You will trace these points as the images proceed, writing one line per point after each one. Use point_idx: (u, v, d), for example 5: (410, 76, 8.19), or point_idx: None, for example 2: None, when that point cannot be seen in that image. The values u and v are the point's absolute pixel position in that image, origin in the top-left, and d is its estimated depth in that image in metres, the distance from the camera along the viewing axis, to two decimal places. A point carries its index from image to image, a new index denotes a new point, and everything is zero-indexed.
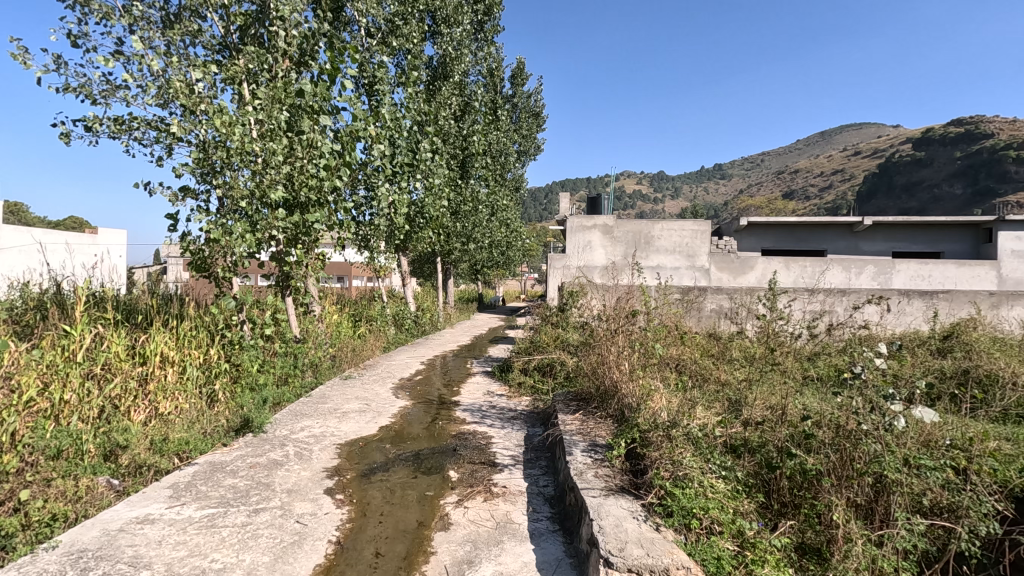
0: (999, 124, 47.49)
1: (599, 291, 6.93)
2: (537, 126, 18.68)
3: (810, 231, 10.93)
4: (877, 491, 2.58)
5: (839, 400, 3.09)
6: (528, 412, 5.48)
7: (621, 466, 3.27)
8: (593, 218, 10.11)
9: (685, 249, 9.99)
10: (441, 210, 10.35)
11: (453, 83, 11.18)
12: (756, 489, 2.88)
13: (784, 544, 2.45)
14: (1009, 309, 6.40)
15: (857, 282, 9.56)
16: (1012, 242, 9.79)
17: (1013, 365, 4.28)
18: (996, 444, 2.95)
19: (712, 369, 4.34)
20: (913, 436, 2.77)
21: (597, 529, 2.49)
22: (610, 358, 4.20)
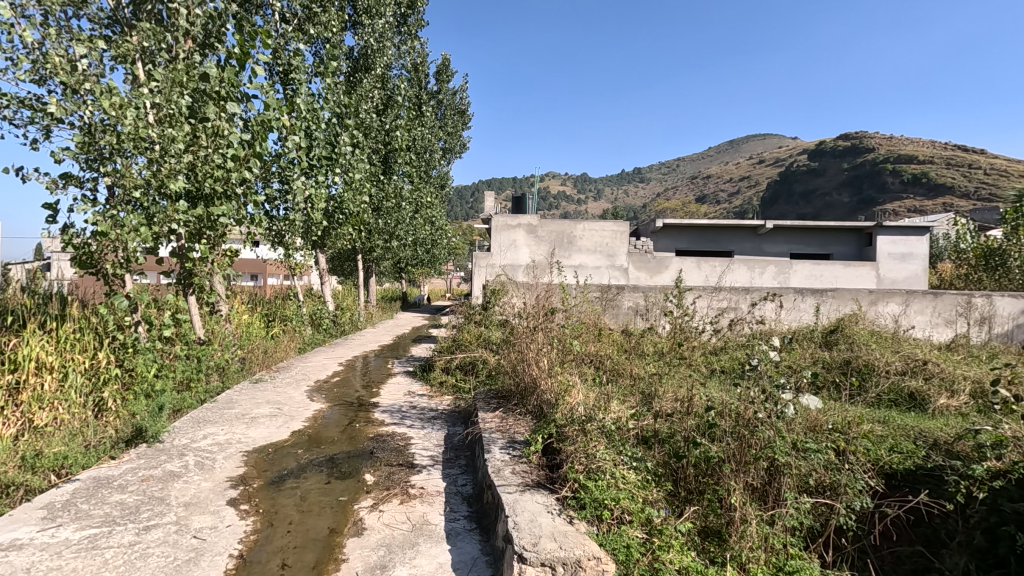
0: (879, 140, 52.93)
1: (522, 289, 7.00)
2: (463, 124, 18.61)
3: (719, 233, 11.64)
4: (770, 474, 2.78)
5: (739, 390, 3.30)
6: (449, 411, 5.44)
7: (538, 462, 3.31)
8: (517, 218, 10.21)
9: (606, 249, 10.32)
10: (362, 206, 10.04)
11: (375, 76, 10.88)
12: (665, 477, 3.00)
13: (688, 529, 2.58)
14: (885, 305, 7.14)
15: (759, 281, 10.29)
16: (888, 245, 10.94)
17: (886, 355, 4.77)
18: (871, 427, 3.28)
19: (627, 363, 4.50)
20: (801, 421, 3.01)
21: (513, 525, 2.50)
22: (529, 355, 4.25)
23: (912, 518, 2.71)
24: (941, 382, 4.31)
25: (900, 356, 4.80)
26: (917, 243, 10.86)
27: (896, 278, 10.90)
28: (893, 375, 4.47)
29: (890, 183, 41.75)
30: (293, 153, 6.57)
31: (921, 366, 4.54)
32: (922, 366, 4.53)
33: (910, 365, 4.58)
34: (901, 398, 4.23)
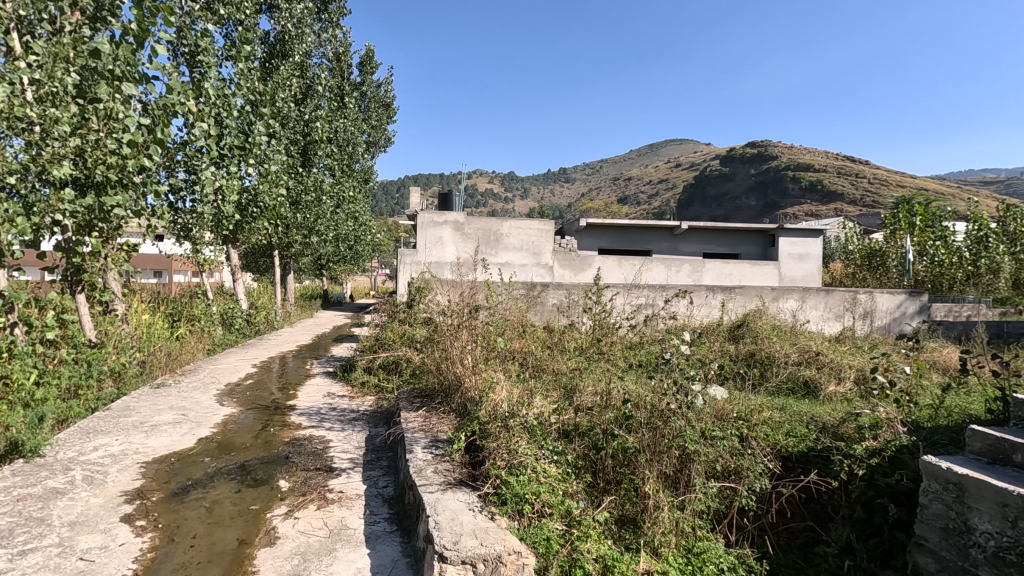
0: (781, 149, 57.20)
1: (447, 287, 6.95)
2: (387, 117, 18.14)
3: (639, 233, 12.12)
4: (681, 462, 2.93)
5: (653, 382, 3.46)
6: (371, 412, 5.30)
7: (461, 460, 3.30)
8: (444, 214, 10.08)
9: (532, 247, 10.46)
10: (279, 199, 9.54)
11: (293, 63, 10.36)
12: (584, 469, 3.08)
13: (606, 518, 2.67)
14: (785, 301, 7.72)
15: (676, 279, 10.83)
16: (788, 246, 11.85)
17: (785, 347, 5.17)
18: (770, 414, 3.54)
19: (551, 359, 4.58)
20: (709, 411, 3.20)
21: (434, 525, 2.47)
22: (453, 353, 4.22)
23: (804, 496, 2.96)
24: (832, 371, 4.72)
25: (797, 348, 5.21)
26: (812, 244, 11.84)
27: (795, 276, 11.83)
28: (791, 366, 4.84)
29: (791, 189, 45.31)
30: (200, 141, 6.11)
31: (815, 356, 4.95)
32: (815, 357, 4.93)
33: (805, 356, 4.98)
34: (797, 386, 4.61)
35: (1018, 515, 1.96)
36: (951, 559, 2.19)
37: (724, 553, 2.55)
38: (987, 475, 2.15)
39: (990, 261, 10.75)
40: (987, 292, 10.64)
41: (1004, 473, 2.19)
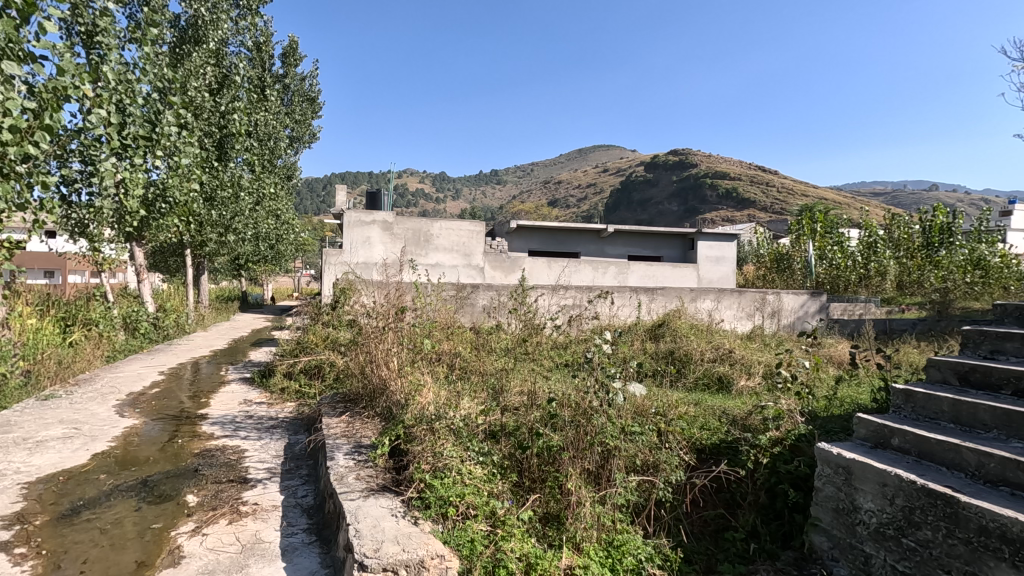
0: (701, 157, 60.36)
1: (373, 288, 6.77)
2: (312, 112, 17.44)
3: (568, 235, 12.38)
4: (603, 458, 3.02)
5: (577, 380, 3.53)
6: (291, 418, 5.08)
7: (386, 466, 3.21)
8: (372, 213, 9.80)
9: (462, 248, 10.42)
10: (191, 195, 8.93)
11: (207, 50, 9.73)
12: (510, 469, 3.10)
13: (530, 517, 2.70)
14: (702, 302, 8.13)
15: (603, 280, 11.15)
16: (706, 249, 12.52)
17: (701, 345, 5.44)
18: (686, 409, 3.72)
19: (478, 360, 4.56)
20: (629, 407, 3.32)
21: (354, 534, 2.39)
22: (378, 356, 4.11)
23: (715, 486, 3.12)
24: (743, 367, 5.03)
25: (712, 346, 5.51)
26: (727, 248, 12.58)
27: (712, 278, 12.52)
28: (706, 362, 5.11)
29: (709, 196, 47.97)
30: (99, 129, 5.59)
31: (728, 354, 5.25)
32: (728, 354, 5.24)
33: (719, 353, 5.27)
34: (712, 381, 4.87)
35: (896, 494, 2.17)
36: (841, 537, 2.39)
37: (642, 545, 2.64)
38: (871, 458, 2.37)
39: (878, 264, 11.48)
40: (876, 292, 11.72)
41: (884, 456, 2.42)
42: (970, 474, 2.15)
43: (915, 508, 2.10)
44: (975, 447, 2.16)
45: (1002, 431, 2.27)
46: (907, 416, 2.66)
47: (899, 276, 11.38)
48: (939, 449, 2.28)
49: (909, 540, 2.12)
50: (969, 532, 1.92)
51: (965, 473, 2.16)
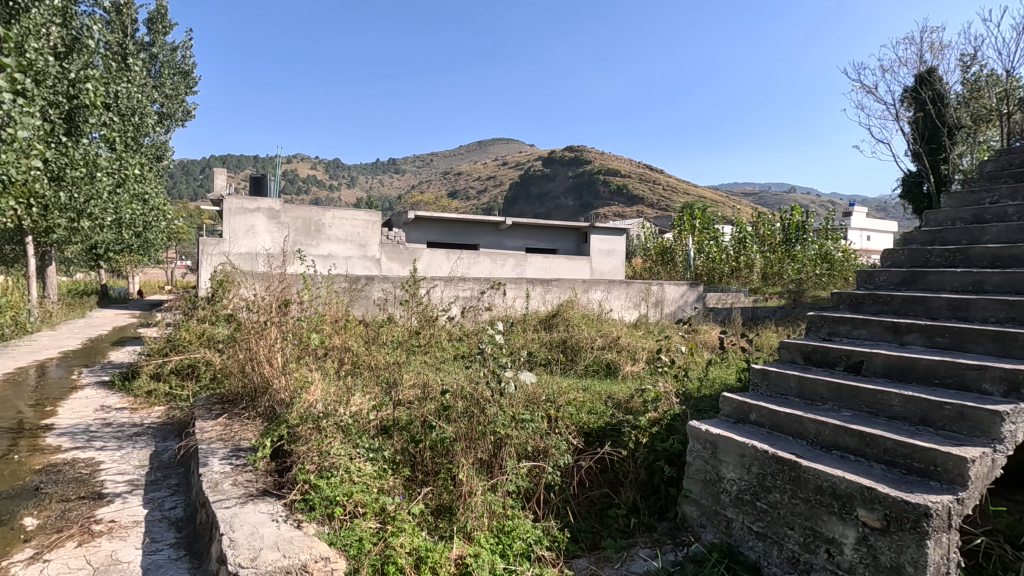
0: (594, 154, 63.02)
1: (255, 281, 6.29)
2: (186, 86, 15.83)
3: (467, 227, 12.34)
4: (495, 447, 3.07)
5: (470, 371, 3.54)
6: (159, 424, 4.61)
7: (267, 469, 3.01)
8: (256, 200, 9.07)
9: (357, 239, 10.05)
10: (32, 173, 7.71)
11: (50, 7, 8.45)
12: (402, 464, 3.04)
13: (421, 510, 2.67)
14: (594, 292, 8.51)
15: (501, 272, 11.30)
16: (598, 242, 13.10)
17: (592, 334, 5.69)
18: (575, 395, 3.87)
19: (371, 354, 4.41)
20: (521, 396, 3.40)
21: (228, 543, 2.22)
22: (260, 353, 3.83)
23: (601, 467, 3.28)
24: (629, 354, 5.33)
25: (601, 334, 5.78)
26: (617, 241, 13.26)
27: (604, 270, 13.15)
28: (596, 350, 5.36)
29: (601, 191, 50.34)
30: None
31: (615, 341, 5.54)
32: (615, 342, 5.52)
33: (608, 341, 5.55)
34: (600, 368, 5.12)
35: (753, 463, 2.42)
36: (708, 506, 2.63)
37: (532, 528, 2.72)
38: (733, 433, 2.62)
39: (747, 258, 12.86)
40: (745, 283, 12.93)
41: (744, 429, 2.69)
42: (810, 442, 2.45)
43: (767, 474, 2.36)
44: (814, 418, 2.47)
45: (836, 403, 2.61)
46: (763, 393, 2.96)
47: (764, 269, 12.72)
48: (787, 421, 2.58)
49: (763, 503, 2.37)
50: (808, 492, 2.18)
51: (806, 441, 2.46)
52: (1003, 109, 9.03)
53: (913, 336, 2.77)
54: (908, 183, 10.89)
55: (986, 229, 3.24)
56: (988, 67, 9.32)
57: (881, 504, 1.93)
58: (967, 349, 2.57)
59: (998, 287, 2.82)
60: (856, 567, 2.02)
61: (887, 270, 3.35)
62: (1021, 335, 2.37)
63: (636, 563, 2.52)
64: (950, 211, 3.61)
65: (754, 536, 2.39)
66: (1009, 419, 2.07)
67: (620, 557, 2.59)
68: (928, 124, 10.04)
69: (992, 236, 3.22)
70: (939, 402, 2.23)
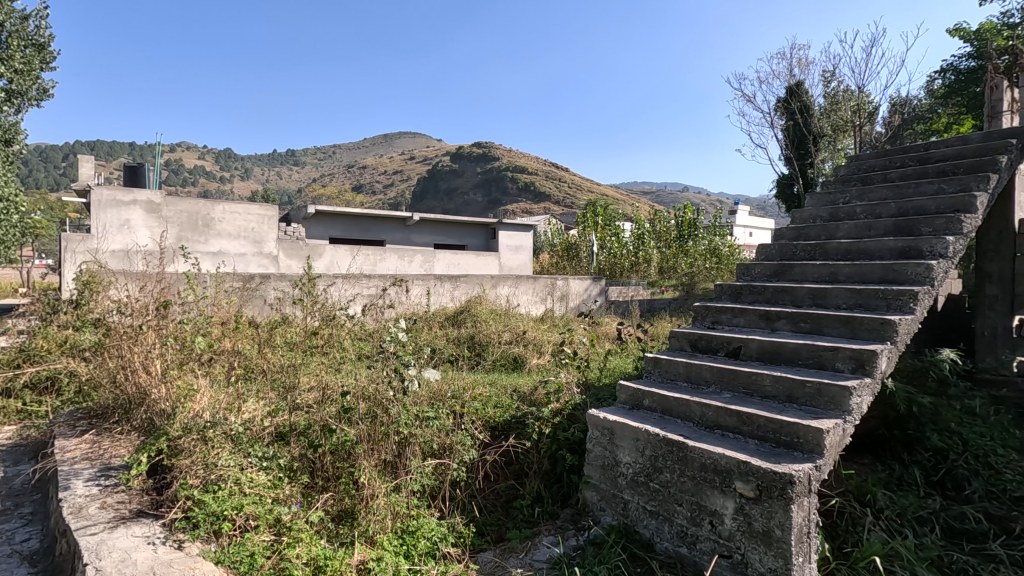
0: (502, 150, 63.56)
1: (129, 281, 5.67)
2: (40, 60, 13.89)
3: (372, 222, 11.95)
4: (400, 447, 3.01)
5: (373, 371, 3.43)
6: (10, 446, 4.02)
7: (143, 488, 2.73)
8: (131, 191, 8.16)
9: (251, 234, 9.40)
10: None
11: None
12: (300, 471, 2.88)
13: (320, 518, 2.56)
14: (502, 287, 8.57)
15: (409, 269, 11.10)
16: (506, 238, 13.24)
17: (498, 329, 5.73)
18: (480, 390, 3.88)
19: (265, 357, 4.14)
20: (425, 394, 3.35)
21: (93, 574, 1.98)
22: (135, 361, 3.46)
23: (506, 460, 3.32)
24: (534, 347, 5.44)
25: (507, 329, 5.84)
26: (524, 237, 13.50)
27: (512, 266, 13.35)
28: (503, 345, 5.41)
29: (509, 188, 50.88)
30: None
31: (522, 335, 5.62)
32: (521, 336, 5.61)
33: (515, 336, 5.61)
34: (507, 362, 5.18)
35: (646, 446, 2.57)
36: (607, 489, 2.75)
37: (437, 526, 2.70)
38: (628, 419, 2.76)
39: (645, 253, 13.59)
40: (643, 277, 13.63)
41: (638, 415, 2.84)
42: (696, 423, 2.64)
43: (658, 456, 2.51)
44: (699, 401, 2.66)
45: (718, 386, 2.84)
46: (655, 379, 3.15)
47: (660, 263, 13.57)
48: (675, 405, 2.76)
49: (655, 483, 2.52)
50: (694, 469, 2.35)
51: (692, 422, 2.65)
52: (856, 121, 10.25)
53: (782, 322, 3.07)
54: (781, 185, 12.03)
55: (839, 226, 3.66)
56: (843, 84, 10.53)
57: (755, 475, 2.12)
58: (824, 333, 2.89)
59: (849, 277, 3.19)
60: (734, 535, 2.20)
61: (761, 263, 3.68)
62: (866, 319, 2.71)
63: (540, 551, 2.58)
64: (811, 210, 4.05)
65: (648, 515, 2.54)
66: (856, 392, 2.36)
67: (524, 546, 2.65)
68: (798, 132, 11.15)
69: (844, 232, 3.65)
70: (802, 380, 2.49)
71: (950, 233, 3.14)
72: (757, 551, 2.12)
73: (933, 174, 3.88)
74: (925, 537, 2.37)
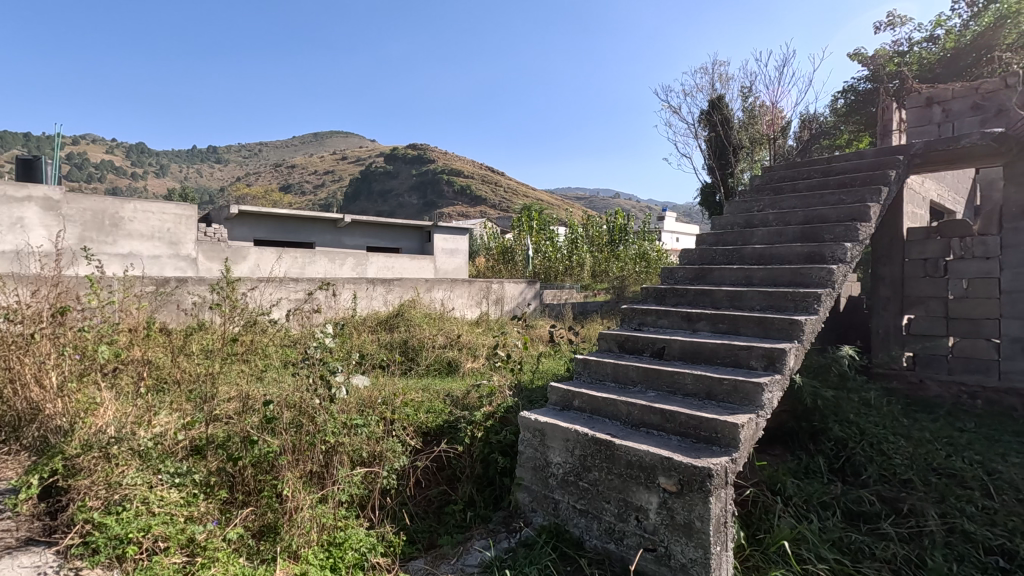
0: (437, 153, 63.02)
1: (21, 284, 5.13)
2: None
3: (301, 224, 11.49)
4: (326, 457, 2.90)
5: (298, 379, 3.28)
6: None
7: (34, 513, 2.46)
8: (25, 186, 7.42)
9: (166, 235, 8.80)
10: None
11: None
12: (218, 486, 2.72)
13: (239, 535, 2.43)
14: (436, 291, 8.47)
15: (340, 272, 10.76)
16: (441, 241, 13.13)
17: (433, 332, 5.67)
18: (412, 394, 3.82)
19: (179, 365, 3.87)
20: (353, 400, 3.26)
21: None
22: (26, 373, 3.13)
23: (438, 465, 3.29)
24: (469, 350, 5.43)
25: (442, 332, 5.79)
26: (460, 241, 13.45)
27: (447, 269, 13.25)
28: (437, 349, 5.35)
29: (445, 190, 50.53)
30: None
31: (456, 339, 5.58)
32: (456, 339, 5.58)
33: (449, 340, 5.56)
34: (441, 366, 5.13)
35: (575, 446, 2.62)
36: (538, 490, 2.78)
37: (365, 536, 2.63)
38: (558, 420, 2.80)
39: (579, 257, 13.89)
40: (577, 280, 13.91)
41: (568, 415, 2.89)
42: (622, 421, 2.72)
43: (587, 455, 2.57)
44: (626, 400, 2.74)
45: (643, 385, 2.94)
46: (585, 380, 3.21)
47: (593, 267, 13.90)
48: (603, 404, 2.83)
49: (584, 482, 2.57)
50: (621, 467, 2.42)
51: (619, 421, 2.73)
52: (771, 134, 10.98)
53: (702, 323, 3.22)
54: (705, 193, 12.66)
55: (753, 232, 3.89)
56: (760, 99, 11.25)
57: (677, 471, 2.22)
58: (740, 333, 3.06)
59: (762, 280, 3.40)
60: (659, 529, 2.28)
61: (684, 267, 3.86)
62: (777, 319, 2.90)
63: (471, 555, 2.57)
64: (729, 217, 4.28)
65: (578, 514, 2.59)
66: (768, 388, 2.52)
67: (456, 552, 2.63)
68: (719, 143, 11.79)
69: (758, 238, 3.89)
70: (720, 378, 2.63)
71: (849, 239, 3.43)
72: (679, 543, 2.21)
73: (834, 186, 4.21)
74: (828, 520, 2.56)
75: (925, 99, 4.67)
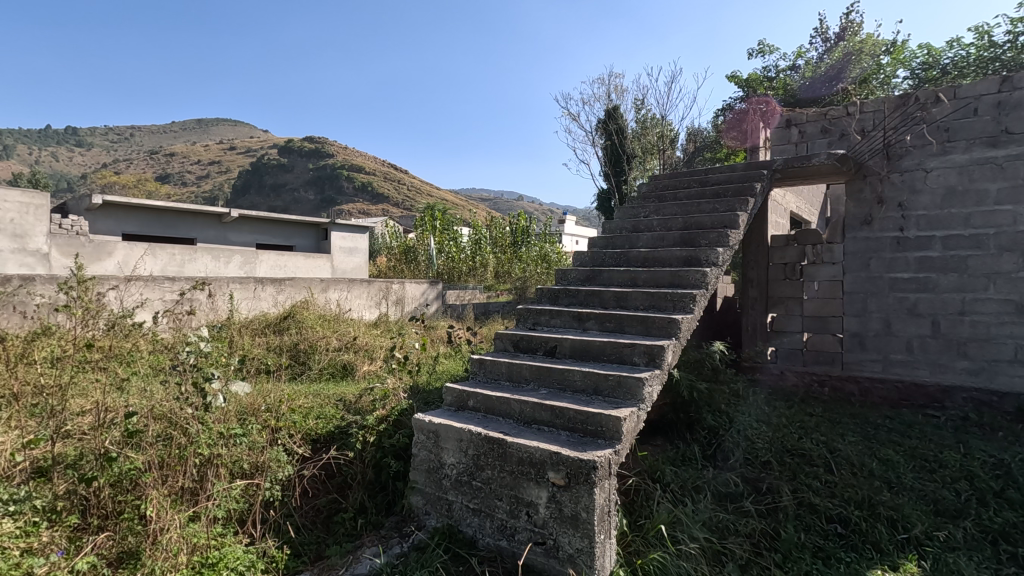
0: (337, 147, 60.40)
1: None
2: None
3: (178, 218, 10.48)
4: (200, 472, 2.67)
5: (168, 387, 2.98)
6: None
7: None
8: None
9: (8, 227, 7.65)
10: None
11: None
12: (67, 511, 2.40)
13: (91, 565, 2.16)
14: (333, 292, 8.11)
15: (225, 271, 9.97)
16: (338, 239, 12.63)
17: (327, 335, 5.41)
18: (301, 400, 3.62)
19: (20, 376, 3.36)
20: (231, 409, 3.02)
21: None
22: None
23: (326, 473, 3.14)
24: (365, 353, 5.24)
25: (336, 334, 5.54)
26: (359, 239, 13.01)
27: (345, 268, 12.73)
28: (331, 352, 5.12)
29: (344, 186, 48.53)
30: None
31: (352, 341, 5.37)
32: (351, 341, 5.37)
33: (344, 342, 5.34)
34: (334, 370, 4.91)
35: (468, 445, 2.63)
36: (432, 492, 2.76)
37: (243, 554, 2.45)
38: (451, 420, 2.80)
39: (482, 258, 13.97)
40: (480, 281, 13.97)
41: (462, 416, 2.90)
42: (516, 420, 2.77)
43: (480, 454, 2.59)
44: (521, 399, 2.79)
45: (535, 383, 3.02)
46: (480, 380, 3.23)
47: (496, 268, 14.03)
48: (497, 403, 2.87)
49: (477, 481, 2.59)
50: (512, 464, 2.47)
51: (512, 420, 2.78)
52: (660, 146, 11.75)
53: (592, 322, 3.37)
54: (601, 198, 13.26)
55: (639, 237, 4.13)
56: (651, 111, 11.98)
57: (564, 465, 2.30)
58: (625, 331, 3.24)
59: (647, 281, 3.62)
60: (547, 522, 2.36)
61: (576, 269, 4.01)
62: (658, 318, 3.11)
63: (361, 564, 2.49)
64: (618, 221, 4.51)
65: (471, 513, 2.60)
66: (648, 383, 2.69)
67: (345, 562, 2.53)
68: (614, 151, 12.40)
69: (644, 242, 4.14)
70: (606, 374, 2.76)
71: (721, 246, 3.75)
72: (566, 534, 2.29)
73: (710, 195, 4.58)
74: (700, 502, 2.78)
75: (785, 120, 5.21)
